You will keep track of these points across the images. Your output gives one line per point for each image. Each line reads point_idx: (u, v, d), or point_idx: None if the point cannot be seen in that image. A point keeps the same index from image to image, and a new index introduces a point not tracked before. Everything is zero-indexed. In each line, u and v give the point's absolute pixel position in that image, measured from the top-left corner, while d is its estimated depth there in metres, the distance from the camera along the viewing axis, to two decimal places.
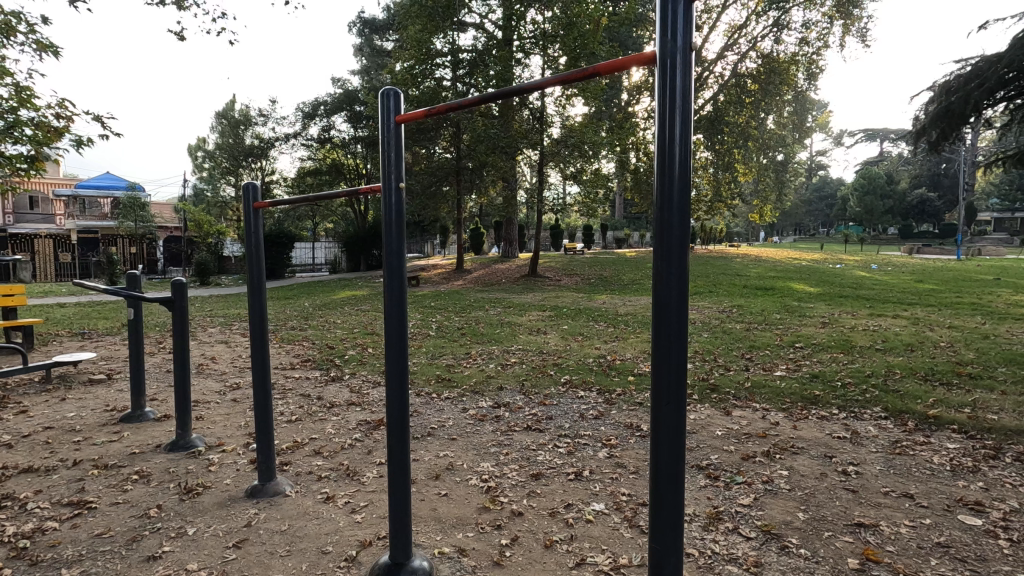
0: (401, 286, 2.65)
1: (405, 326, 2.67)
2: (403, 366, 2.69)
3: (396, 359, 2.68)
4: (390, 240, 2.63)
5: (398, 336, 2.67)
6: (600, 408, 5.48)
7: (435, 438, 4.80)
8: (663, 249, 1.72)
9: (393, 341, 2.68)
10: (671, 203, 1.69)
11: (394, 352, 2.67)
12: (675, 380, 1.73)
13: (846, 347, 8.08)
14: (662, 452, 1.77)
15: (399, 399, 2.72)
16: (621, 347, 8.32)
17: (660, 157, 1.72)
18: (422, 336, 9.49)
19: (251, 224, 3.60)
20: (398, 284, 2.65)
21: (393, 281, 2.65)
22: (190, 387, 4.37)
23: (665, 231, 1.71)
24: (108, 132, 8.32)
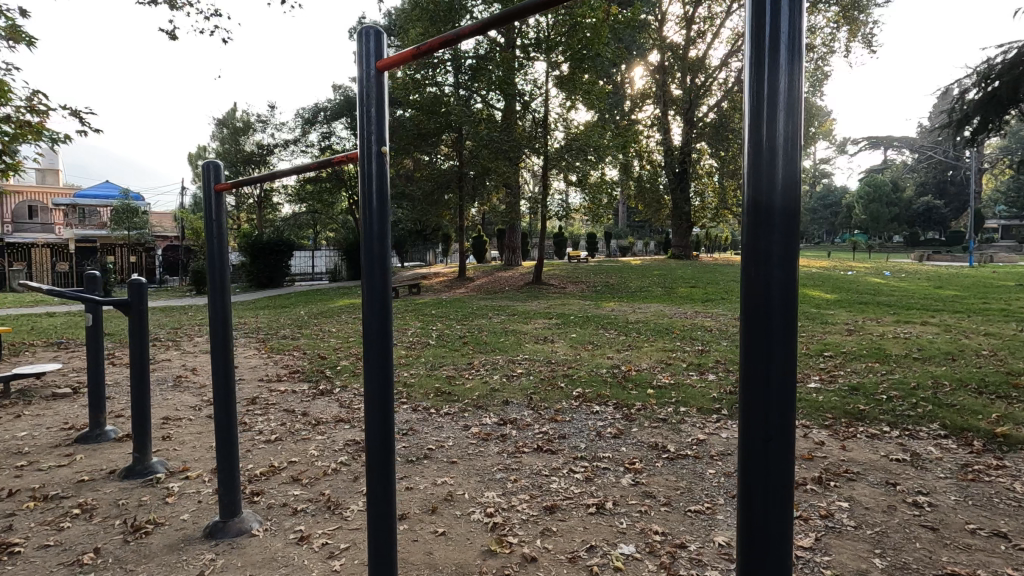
0: (383, 274, 2.08)
1: (388, 327, 2.11)
2: (388, 377, 2.12)
3: (378, 366, 2.11)
4: (370, 219, 2.05)
5: (382, 338, 2.10)
6: (620, 426, 4.88)
7: (432, 461, 4.18)
8: (754, 207, 1.16)
9: (373, 346, 2.10)
10: (765, 132, 1.14)
11: (375, 368, 2.10)
12: (778, 392, 1.17)
13: (881, 356, 7.44)
14: (755, 491, 1.20)
15: (383, 421, 2.14)
16: (636, 356, 7.70)
17: (753, 73, 1.17)
18: (421, 345, 8.91)
19: (214, 208, 3.05)
20: (381, 272, 2.08)
21: (375, 275, 2.08)
22: (148, 404, 3.78)
23: (761, 178, 1.16)
24: (86, 129, 7.76)
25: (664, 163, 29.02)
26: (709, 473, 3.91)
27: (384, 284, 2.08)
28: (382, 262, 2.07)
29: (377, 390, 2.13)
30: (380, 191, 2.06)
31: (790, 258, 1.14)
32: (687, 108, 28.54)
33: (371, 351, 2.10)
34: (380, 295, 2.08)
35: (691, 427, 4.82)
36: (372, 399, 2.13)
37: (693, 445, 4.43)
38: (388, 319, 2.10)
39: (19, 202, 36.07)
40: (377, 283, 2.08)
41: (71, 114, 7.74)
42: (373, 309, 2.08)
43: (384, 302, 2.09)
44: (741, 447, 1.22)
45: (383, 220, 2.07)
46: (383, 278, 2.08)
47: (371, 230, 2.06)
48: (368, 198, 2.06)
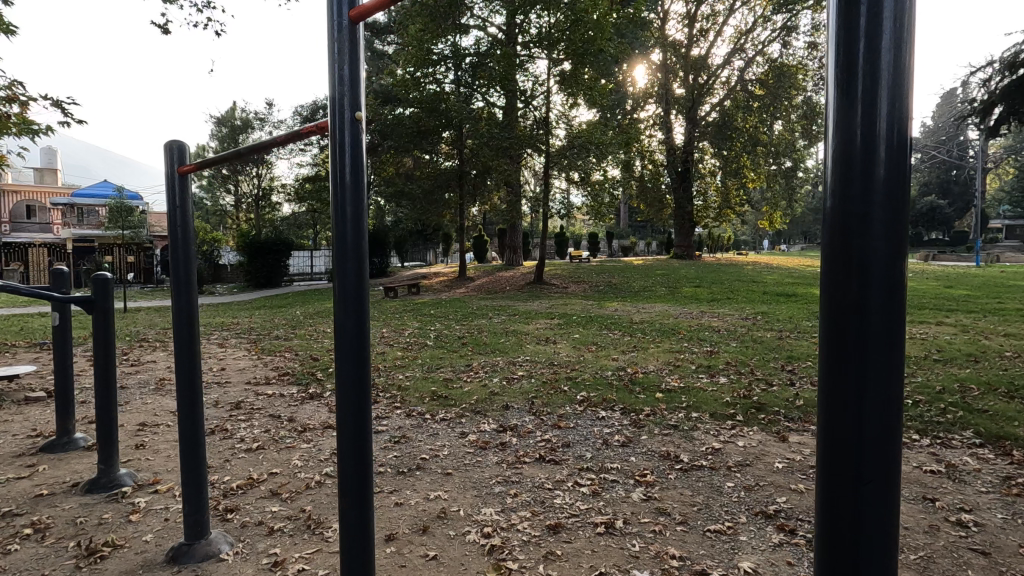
0: (358, 264, 1.75)
1: (364, 327, 1.77)
2: (363, 387, 1.79)
3: (353, 373, 1.77)
4: (342, 200, 1.73)
5: (355, 340, 1.76)
6: (628, 433, 4.54)
7: (425, 472, 3.84)
8: (845, 168, 0.86)
9: (347, 350, 1.76)
10: (863, 68, 0.84)
11: (348, 375, 1.77)
12: (881, 416, 0.86)
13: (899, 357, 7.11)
14: (844, 551, 0.89)
15: (358, 438, 1.80)
16: (642, 358, 7.36)
17: None
18: (417, 346, 8.57)
19: (177, 194, 2.71)
20: (355, 260, 1.75)
21: (348, 266, 1.75)
22: (114, 412, 3.46)
23: (855, 129, 0.85)
24: (68, 120, 7.45)
25: (667, 163, 28.71)
26: (727, 487, 3.57)
27: (359, 276, 1.76)
28: (357, 247, 1.74)
29: (352, 403, 1.79)
30: (354, 165, 1.73)
31: (896, 234, 0.84)
32: (689, 107, 28.20)
33: (343, 354, 1.76)
34: (355, 288, 1.75)
35: (704, 435, 4.48)
36: (345, 412, 1.79)
37: (707, 454, 4.09)
38: (364, 317, 1.77)
39: (16, 202, 35.86)
40: (350, 276, 1.74)
41: (53, 105, 7.43)
42: (346, 305, 1.74)
43: (359, 295, 1.76)
44: (825, 488, 0.91)
45: (358, 199, 1.74)
46: (358, 269, 1.75)
47: (344, 211, 1.73)
48: (340, 174, 1.73)
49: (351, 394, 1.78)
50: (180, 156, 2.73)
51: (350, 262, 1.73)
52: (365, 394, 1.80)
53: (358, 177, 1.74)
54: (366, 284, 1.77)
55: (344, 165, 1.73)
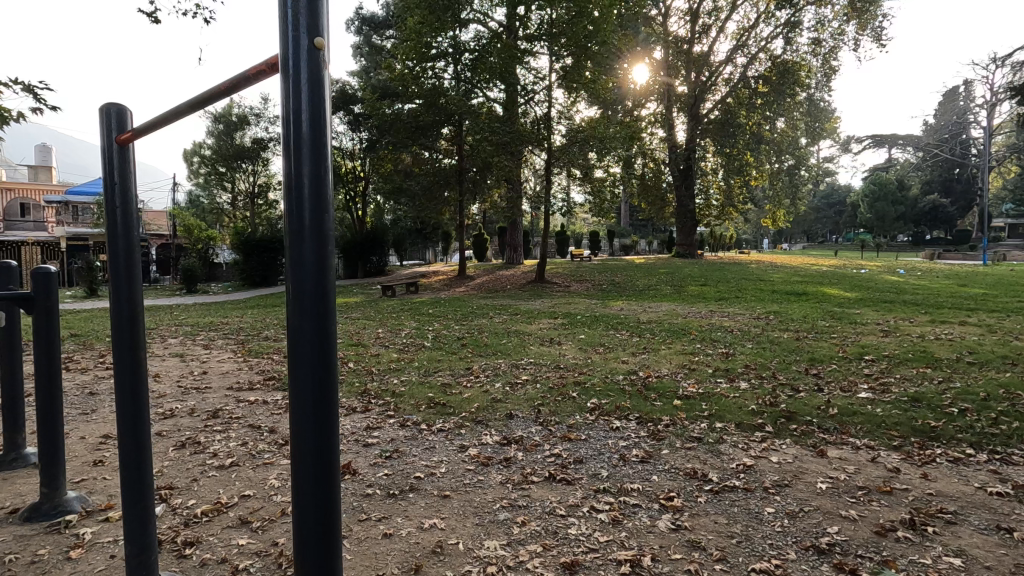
0: (320, 245, 1.26)
1: (330, 334, 1.29)
2: (329, 416, 1.30)
3: (312, 395, 1.28)
4: (295, 159, 1.24)
5: (320, 354, 1.28)
6: (647, 447, 4.06)
7: (420, 494, 3.37)
8: None
9: (306, 366, 1.28)
10: None
11: (306, 399, 1.28)
12: None
13: (929, 360, 6.65)
14: None
15: (322, 480, 1.32)
16: (654, 361, 6.86)
17: None
18: (415, 348, 8.06)
19: (115, 168, 2.22)
20: (317, 241, 1.26)
21: (307, 247, 1.26)
22: (59, 428, 2.98)
23: None
24: (41, 107, 6.94)
25: (669, 160, 28.15)
26: (767, 513, 3.09)
27: (322, 263, 1.27)
28: (318, 223, 1.26)
29: (314, 438, 1.30)
30: (313, 114, 1.25)
31: None
32: (691, 104, 27.61)
33: (300, 368, 1.27)
34: (315, 277, 1.26)
35: (733, 449, 4.01)
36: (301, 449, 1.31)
37: (739, 473, 3.62)
38: (330, 317, 1.28)
39: (9, 200, 35.19)
40: (311, 261, 1.26)
41: (25, 90, 6.93)
42: (304, 305, 1.26)
43: (321, 288, 1.27)
44: None
45: (319, 159, 1.26)
46: (320, 252, 1.26)
47: (301, 175, 1.25)
48: (295, 120, 1.25)
49: (310, 426, 1.30)
50: (119, 121, 2.23)
51: (309, 241, 1.25)
52: (331, 422, 1.32)
53: (320, 128, 1.26)
54: (331, 271, 1.29)
55: (300, 109, 1.24)
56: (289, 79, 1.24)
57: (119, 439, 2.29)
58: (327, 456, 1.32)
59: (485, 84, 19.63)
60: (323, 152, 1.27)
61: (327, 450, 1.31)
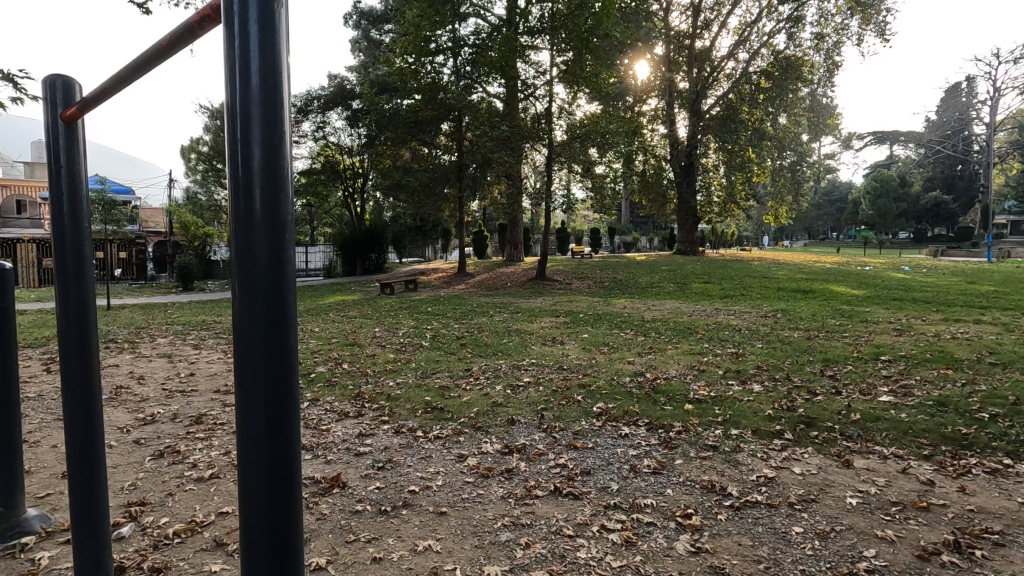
0: (274, 233, 1.03)
1: (288, 343, 1.06)
2: (286, 442, 1.07)
3: (266, 417, 1.05)
4: (244, 126, 1.00)
5: (274, 368, 1.05)
6: (659, 458, 3.78)
7: (415, 511, 3.09)
8: None
9: (258, 382, 1.05)
10: None
11: (257, 419, 1.05)
12: None
13: (949, 360, 6.38)
14: None
15: (275, 521, 1.08)
16: (661, 362, 6.58)
17: None
18: (412, 348, 7.76)
19: (62, 152, 1.96)
20: (272, 230, 1.03)
21: (260, 239, 1.02)
22: (15, 442, 2.70)
23: None
24: (21, 96, 6.63)
25: (671, 157, 27.78)
26: (794, 534, 2.81)
27: (276, 253, 1.03)
28: (271, 210, 1.02)
29: (266, 467, 1.07)
30: (265, 74, 1.00)
31: None
32: (692, 100, 27.20)
33: (250, 385, 1.04)
34: (266, 274, 1.02)
35: (751, 458, 3.74)
36: (249, 479, 1.07)
37: (761, 487, 3.34)
38: (288, 323, 1.05)
39: (4, 197, 34.80)
40: (262, 251, 1.02)
41: (4, 79, 6.62)
42: (257, 309, 1.03)
43: (275, 287, 1.04)
44: None
45: (272, 129, 1.02)
46: (275, 242, 1.02)
47: (250, 151, 1.01)
48: (244, 82, 1.01)
49: (262, 454, 1.07)
50: (66, 94, 1.96)
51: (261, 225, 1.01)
52: (292, 448, 1.10)
53: (275, 90, 1.02)
54: (289, 267, 1.06)
55: (249, 64, 1.00)
56: (239, 26, 1.01)
57: (68, 451, 2.02)
58: (284, 485, 1.09)
59: (484, 78, 19.25)
60: (280, 118, 1.04)
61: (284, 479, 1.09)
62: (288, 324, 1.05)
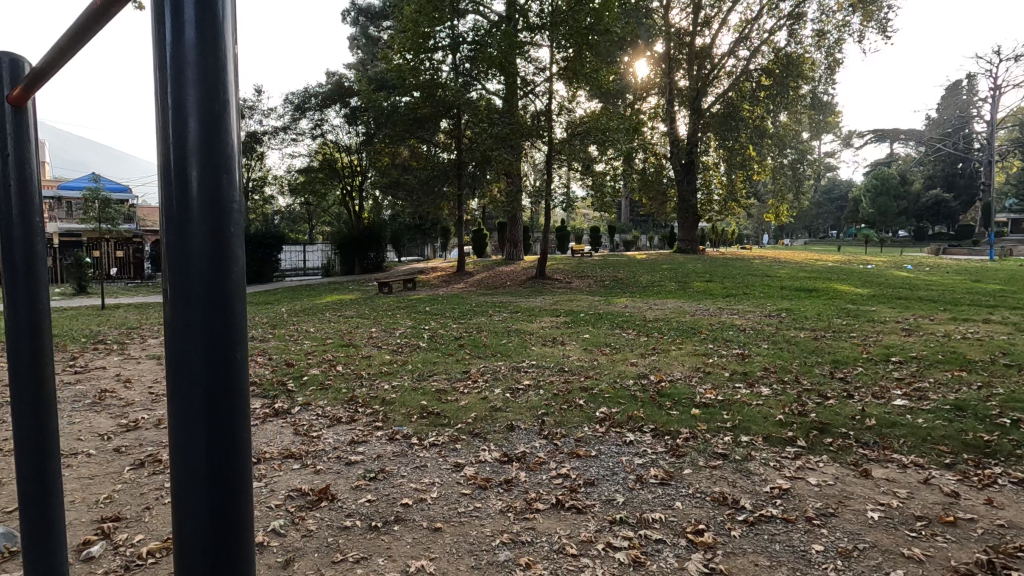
0: (216, 223, 0.84)
1: (233, 358, 0.87)
2: (232, 480, 0.88)
3: (206, 450, 0.86)
4: (176, 93, 0.81)
5: (215, 390, 0.86)
6: (666, 468, 3.58)
7: (409, 527, 2.90)
8: None
9: (196, 408, 0.86)
10: None
11: (195, 449, 0.86)
12: None
13: (962, 362, 6.19)
14: None
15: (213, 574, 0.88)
16: (665, 364, 6.38)
17: None
18: (409, 349, 7.56)
19: (9, 136, 1.76)
20: (214, 224, 0.83)
21: (194, 229, 0.83)
22: None
23: None
24: None
25: (671, 155, 27.55)
26: (814, 553, 2.62)
27: (217, 247, 0.84)
28: (212, 195, 0.83)
29: (206, 509, 0.87)
30: (201, 25, 0.81)
31: None
32: (693, 98, 26.96)
33: (186, 408, 0.85)
34: (205, 277, 0.83)
35: (764, 468, 3.54)
36: (188, 514, 0.88)
37: (776, 499, 3.15)
38: (235, 334, 0.87)
39: None
40: (198, 237, 0.83)
41: None
42: (192, 316, 0.83)
43: (216, 289, 0.85)
44: None
45: (211, 95, 0.83)
46: (214, 234, 0.83)
47: (186, 120, 0.82)
48: (176, 36, 0.81)
49: (201, 485, 0.88)
50: (15, 74, 1.75)
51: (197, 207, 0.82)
52: (238, 488, 0.90)
53: (213, 43, 0.83)
54: (235, 263, 0.86)
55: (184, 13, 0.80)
56: None
57: (18, 463, 1.83)
58: (231, 524, 0.89)
59: (484, 75, 18.99)
60: (220, 79, 0.84)
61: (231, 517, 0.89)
62: (235, 328, 0.86)
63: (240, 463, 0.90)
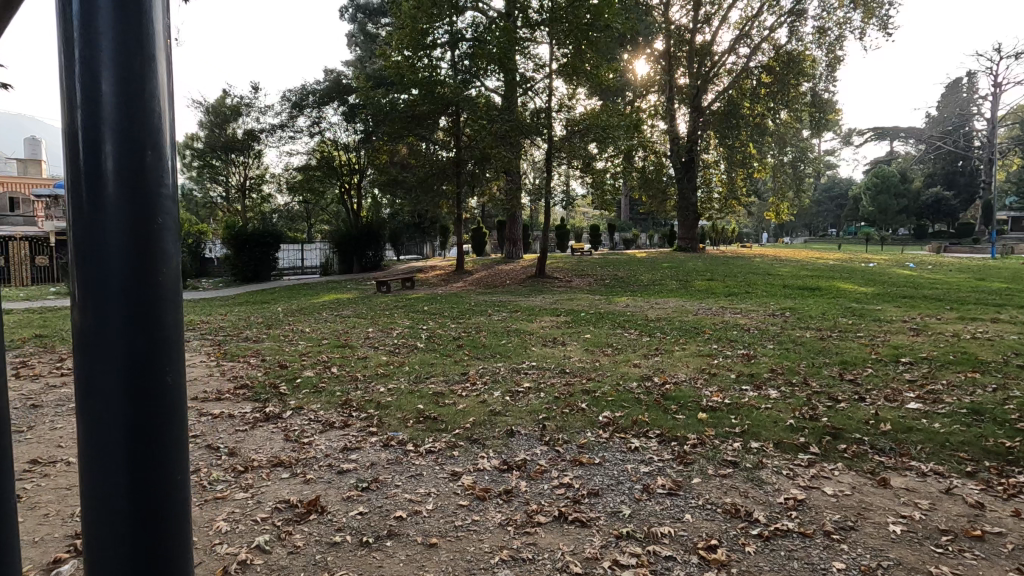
0: (131, 216, 0.99)
1: (148, 331, 1.01)
2: (149, 436, 1.03)
3: (126, 414, 1.00)
4: (94, 101, 0.95)
5: (134, 359, 1.00)
6: (674, 477, 3.42)
7: (403, 543, 2.72)
8: None
9: (115, 374, 1.00)
10: None
11: (116, 409, 1.00)
12: None
13: (975, 363, 6.02)
14: None
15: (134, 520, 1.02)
16: (670, 365, 6.20)
17: None
18: (406, 350, 7.36)
19: None
20: (128, 216, 0.98)
21: (113, 220, 0.97)
22: None
23: None
24: None
25: (671, 153, 27.28)
26: (835, 571, 2.46)
27: (133, 235, 0.99)
28: (126, 192, 0.98)
29: (125, 463, 1.02)
30: (118, 45, 0.95)
31: None
32: (693, 95, 26.73)
33: (109, 374, 0.99)
34: (122, 260, 0.97)
35: (777, 477, 3.37)
36: (109, 468, 1.02)
37: (791, 511, 2.98)
38: (148, 309, 1.01)
39: None
40: (116, 227, 0.97)
41: None
42: (111, 293, 0.97)
43: (133, 270, 0.99)
44: None
45: (125, 103, 0.97)
46: (131, 223, 0.98)
47: (101, 126, 0.96)
48: (93, 54, 0.96)
49: (121, 443, 1.01)
50: None
51: (110, 191, 0.96)
52: (156, 445, 1.04)
53: (128, 59, 0.97)
54: (147, 248, 1.01)
55: (100, 37, 0.95)
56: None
57: None
58: (152, 479, 1.03)
59: (483, 71, 18.77)
60: (132, 92, 0.99)
61: (146, 460, 1.03)
62: (150, 304, 1.01)
63: (161, 419, 1.04)
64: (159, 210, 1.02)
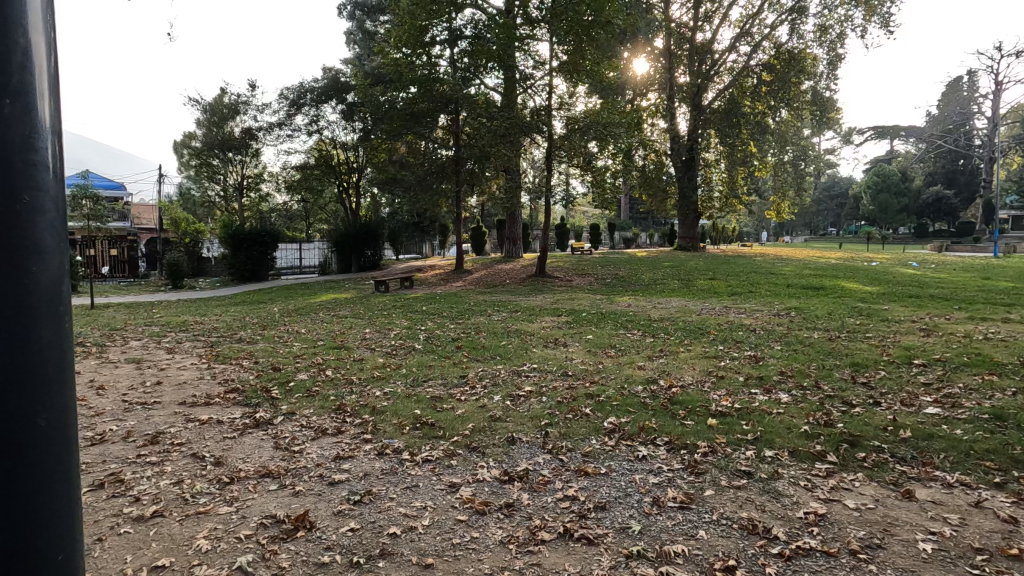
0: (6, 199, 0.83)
1: (29, 342, 0.86)
2: (17, 462, 0.86)
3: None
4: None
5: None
6: (685, 488, 3.22)
7: (397, 564, 2.53)
8: None
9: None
10: None
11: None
12: None
13: (990, 365, 5.81)
14: None
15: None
16: (675, 367, 6.00)
17: None
18: (403, 352, 7.16)
19: None
20: (3, 199, 0.82)
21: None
22: None
23: None
24: None
25: (671, 151, 27.06)
26: None
27: (3, 220, 0.83)
28: (0, 169, 0.82)
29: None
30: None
31: None
32: (693, 94, 26.54)
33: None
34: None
35: (794, 489, 3.18)
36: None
37: (812, 527, 2.78)
38: (28, 311, 0.85)
39: None
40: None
41: None
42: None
43: (6, 264, 0.83)
44: None
45: (1, 66, 0.82)
46: (3, 209, 0.82)
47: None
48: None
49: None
50: None
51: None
52: (36, 470, 0.89)
53: (10, 20, 0.83)
54: (24, 241, 0.85)
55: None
56: None
57: None
58: (14, 521, 0.87)
59: (482, 68, 18.53)
60: (12, 49, 0.84)
61: (9, 489, 0.86)
62: (26, 302, 0.85)
63: (29, 445, 0.87)
64: (30, 196, 0.87)
